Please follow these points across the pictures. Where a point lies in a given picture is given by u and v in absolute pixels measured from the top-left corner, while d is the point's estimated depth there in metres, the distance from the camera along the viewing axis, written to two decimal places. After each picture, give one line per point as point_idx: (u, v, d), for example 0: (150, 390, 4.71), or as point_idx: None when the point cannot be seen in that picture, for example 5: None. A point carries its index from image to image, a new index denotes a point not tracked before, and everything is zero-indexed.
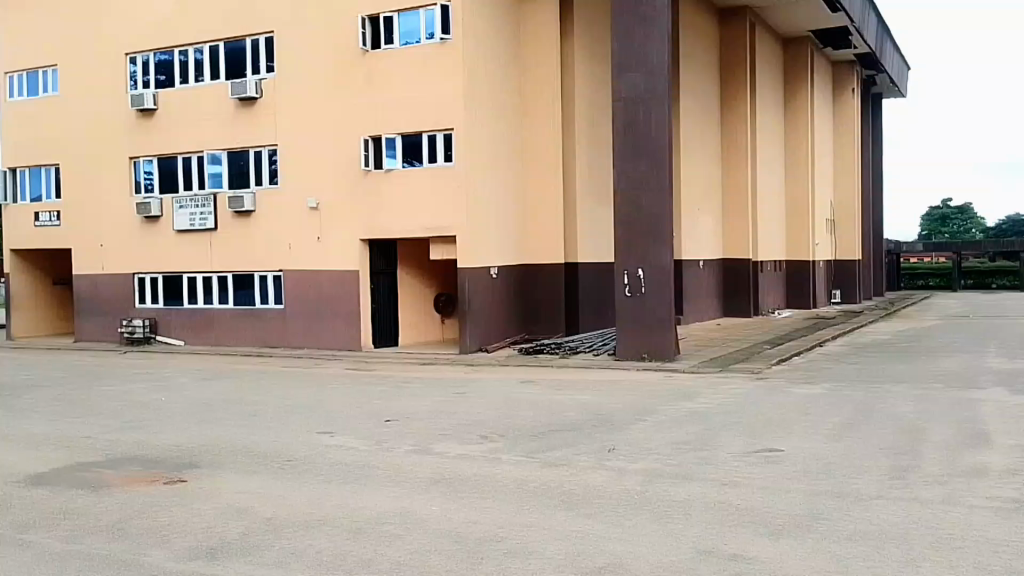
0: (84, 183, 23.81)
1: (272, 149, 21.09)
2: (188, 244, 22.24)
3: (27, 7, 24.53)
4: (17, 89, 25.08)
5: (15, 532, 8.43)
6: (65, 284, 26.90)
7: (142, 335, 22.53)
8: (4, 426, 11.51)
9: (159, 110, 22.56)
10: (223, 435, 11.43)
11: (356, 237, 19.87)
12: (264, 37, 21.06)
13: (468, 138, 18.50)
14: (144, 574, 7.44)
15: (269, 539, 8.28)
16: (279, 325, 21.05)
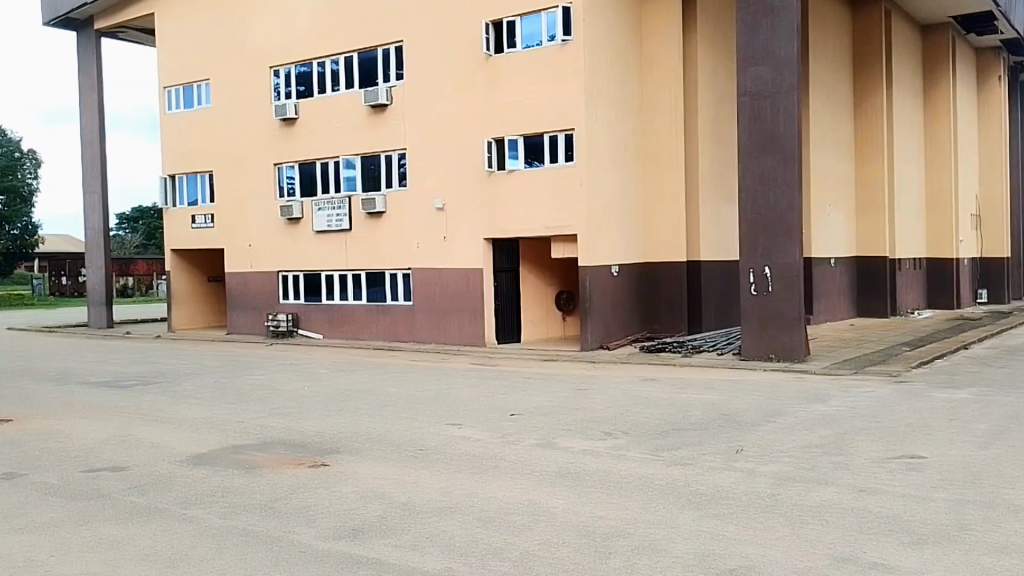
0: (233, 187, 25.62)
1: (402, 152, 21.92)
2: (326, 244, 23.51)
3: (182, 26, 26.57)
4: (175, 102, 27.24)
5: (179, 507, 9.22)
6: (218, 280, 29.22)
7: (285, 328, 24.10)
8: (169, 410, 12.62)
9: (300, 118, 23.86)
10: (359, 424, 12.04)
11: (480, 238, 20.39)
12: (394, 46, 21.92)
13: (589, 138, 18.63)
14: (295, 550, 7.97)
15: (404, 524, 8.66)
16: (408, 321, 21.89)
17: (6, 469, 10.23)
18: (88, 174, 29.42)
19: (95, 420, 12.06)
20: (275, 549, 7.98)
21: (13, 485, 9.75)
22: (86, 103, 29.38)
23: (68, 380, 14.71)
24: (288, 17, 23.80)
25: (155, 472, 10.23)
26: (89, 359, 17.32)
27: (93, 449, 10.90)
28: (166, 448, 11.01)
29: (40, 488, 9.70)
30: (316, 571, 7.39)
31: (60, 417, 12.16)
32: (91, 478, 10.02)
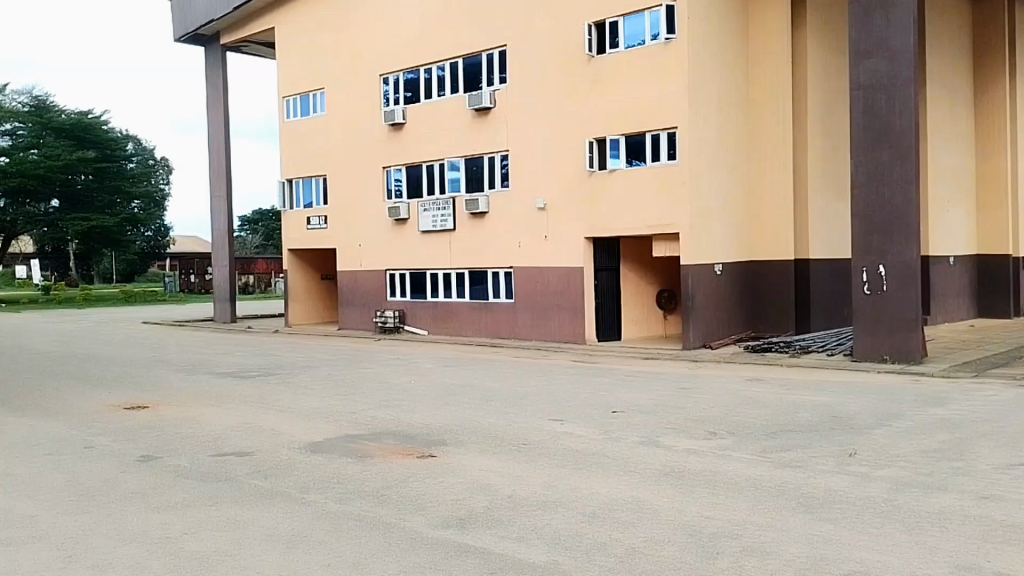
0: (344, 191, 26.72)
1: (505, 154, 22.33)
2: (431, 243, 24.20)
3: (296, 39, 27.92)
4: (293, 111, 28.60)
5: (299, 491, 9.73)
6: (331, 278, 30.59)
7: (393, 325, 24.95)
8: (287, 399, 13.33)
9: (407, 123, 24.63)
10: (468, 417, 12.39)
11: (581, 237, 20.55)
12: (497, 50, 22.39)
13: (692, 137, 18.46)
14: (406, 537, 8.28)
15: (510, 515, 8.85)
16: (510, 318, 22.24)
17: (146, 451, 11.09)
18: (215, 179, 31.29)
19: (223, 407, 12.88)
20: (389, 535, 8.31)
21: (151, 466, 10.56)
22: (213, 113, 31.27)
23: (200, 369, 15.76)
24: (396, 27, 24.68)
25: (276, 458, 10.85)
26: (214, 352, 18.45)
27: (221, 435, 11.67)
28: (285, 435, 11.67)
29: (175, 470, 10.46)
30: (426, 558, 7.66)
31: (192, 404, 13.06)
32: (219, 461, 10.73)
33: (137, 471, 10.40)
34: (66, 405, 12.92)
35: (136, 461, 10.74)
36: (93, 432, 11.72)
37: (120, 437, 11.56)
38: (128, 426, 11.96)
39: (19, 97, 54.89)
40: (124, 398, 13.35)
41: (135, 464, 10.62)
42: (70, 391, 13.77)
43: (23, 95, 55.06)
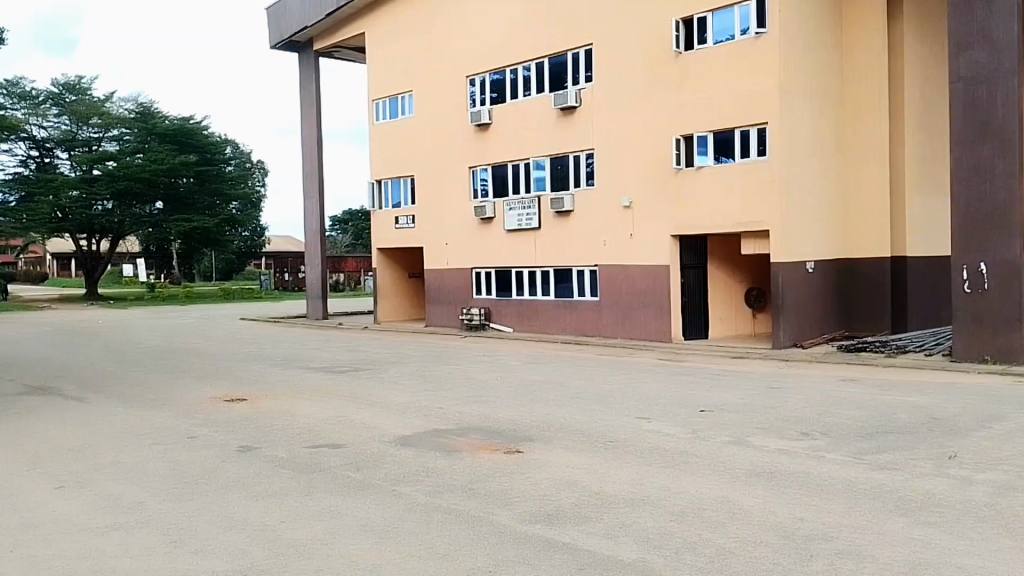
0: (430, 191, 27.23)
1: (590, 153, 22.41)
2: (515, 242, 24.44)
3: (384, 43, 28.59)
4: (382, 113, 29.19)
5: (391, 483, 9.98)
6: (417, 277, 31.19)
7: (478, 322, 25.17)
8: (378, 394, 13.70)
9: (493, 123, 24.89)
10: (556, 414, 12.50)
11: (667, 235, 20.49)
12: (583, 49, 22.51)
13: (781, 133, 18.18)
14: (496, 530, 8.39)
15: (599, 512, 8.87)
16: (595, 317, 22.32)
17: (245, 441, 11.55)
18: (307, 180, 32.23)
19: (318, 401, 13.32)
20: (479, 529, 8.43)
21: (250, 456, 10.99)
22: (307, 117, 32.24)
23: (295, 364, 16.32)
24: (480, 30, 25.04)
25: (368, 450, 11.15)
26: (306, 347, 19.05)
27: (315, 427, 12.07)
28: (376, 429, 12.00)
29: (271, 460, 10.86)
30: (515, 552, 7.75)
31: (287, 397, 13.54)
32: (314, 452, 11.09)
33: (238, 460, 10.86)
34: (171, 397, 13.57)
35: (236, 451, 11.19)
36: (195, 423, 12.28)
37: (220, 428, 12.07)
38: (226, 418, 12.47)
39: (125, 103, 55.25)
40: (223, 391, 13.93)
41: (235, 454, 11.07)
42: (174, 384, 14.45)
43: (128, 101, 55.38)
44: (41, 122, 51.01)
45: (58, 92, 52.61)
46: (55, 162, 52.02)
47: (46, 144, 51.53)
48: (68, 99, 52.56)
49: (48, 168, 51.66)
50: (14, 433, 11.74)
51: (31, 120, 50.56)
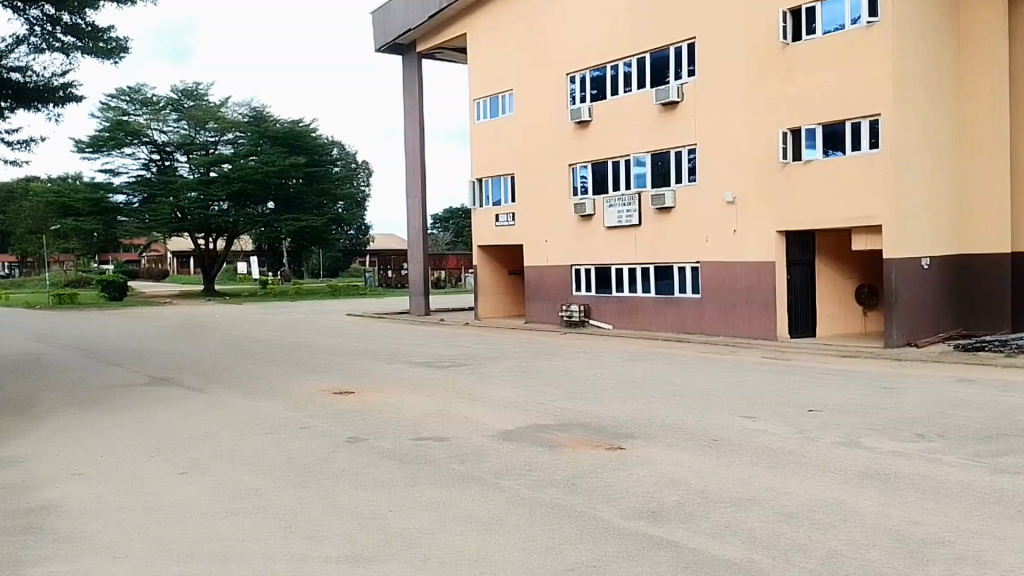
0: (528, 188, 27.50)
1: (692, 148, 22.26)
2: (616, 239, 24.46)
3: (486, 43, 28.90)
4: (483, 112, 29.51)
5: (495, 477, 10.11)
6: (518, 273, 31.53)
7: (578, 319, 25.36)
8: (480, 388, 13.99)
9: (593, 120, 24.91)
10: (658, 412, 12.48)
11: (774, 230, 20.24)
12: (687, 43, 22.29)
13: (896, 125, 17.68)
14: (600, 526, 8.35)
15: (703, 511, 8.72)
16: (697, 314, 22.14)
17: (353, 433, 11.93)
18: (410, 180, 32.88)
19: (423, 395, 13.67)
20: (582, 523, 8.46)
21: (357, 447, 11.35)
22: (410, 118, 32.81)
23: (398, 359, 16.81)
24: (580, 28, 25.18)
25: (471, 444, 11.36)
26: (409, 342, 19.59)
27: (420, 420, 12.39)
28: (478, 423, 12.22)
29: (379, 451, 11.20)
30: (619, 548, 7.70)
31: (393, 391, 13.95)
32: (419, 445, 11.37)
33: (348, 451, 11.23)
34: (283, 388, 14.19)
35: (345, 442, 11.58)
36: (306, 414, 12.76)
37: (330, 419, 12.52)
38: (335, 411, 12.91)
39: (239, 107, 57.09)
40: (333, 384, 14.46)
41: (344, 445, 11.45)
42: (286, 376, 15.09)
43: (241, 104, 57.17)
44: (163, 127, 53.60)
45: (177, 98, 55.07)
46: (175, 165, 54.51)
47: (166, 148, 54.19)
48: (186, 105, 55.03)
49: (169, 170, 54.28)
50: (140, 421, 12.48)
51: (153, 125, 53.26)
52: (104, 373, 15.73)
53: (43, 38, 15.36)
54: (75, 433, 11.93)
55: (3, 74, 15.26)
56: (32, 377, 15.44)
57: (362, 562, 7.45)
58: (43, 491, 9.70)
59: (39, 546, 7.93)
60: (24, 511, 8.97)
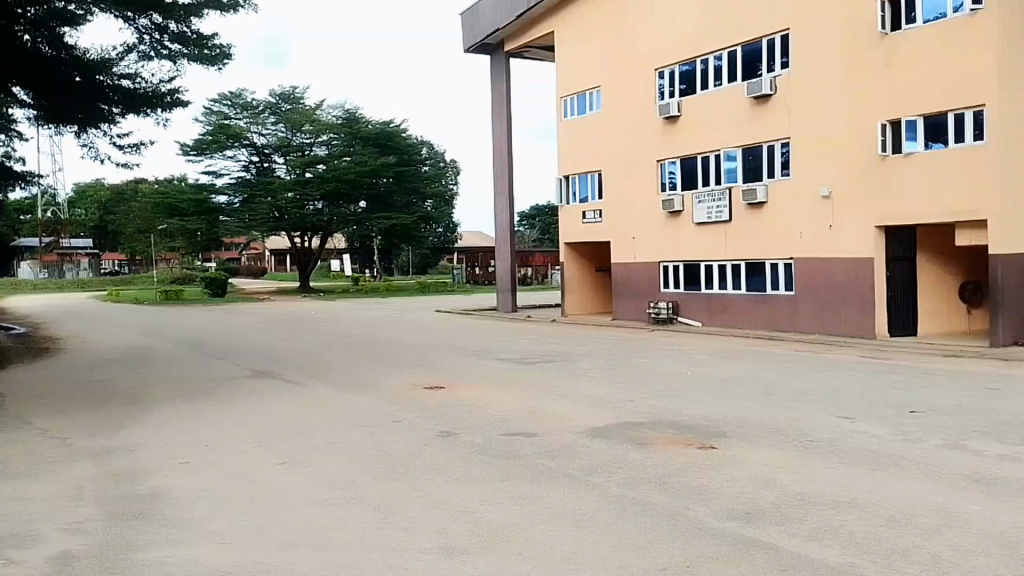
0: (615, 185, 27.45)
1: (785, 142, 21.85)
2: (705, 236, 24.27)
3: (573, 41, 28.93)
4: (571, 110, 29.54)
5: (585, 473, 10.11)
6: (605, 271, 31.46)
7: (666, 316, 25.12)
8: (570, 386, 14.12)
9: (681, 115, 24.71)
10: (750, 413, 12.33)
11: (872, 225, 19.75)
12: (780, 35, 21.85)
13: (1004, 115, 17.05)
14: (693, 525, 8.21)
15: (800, 513, 8.46)
16: (791, 311, 21.85)
17: (444, 427, 12.15)
18: (497, 178, 33.20)
19: (512, 392, 13.86)
20: (675, 521, 8.35)
21: (448, 441, 11.54)
22: (498, 117, 33.13)
23: (487, 355, 17.08)
24: (668, 25, 25.02)
25: (561, 440, 11.44)
26: (496, 339, 19.88)
27: (509, 416, 12.54)
28: (568, 420, 12.31)
29: (471, 446, 11.37)
30: (715, 548, 7.54)
31: (484, 387, 14.19)
32: (509, 440, 11.50)
33: (441, 444, 11.44)
34: (376, 382, 14.61)
35: (437, 436, 11.79)
36: (399, 408, 13.08)
37: (422, 414, 12.79)
38: (427, 405, 13.20)
39: (333, 110, 58.43)
40: (424, 379, 14.81)
41: (436, 438, 11.67)
42: (379, 371, 15.53)
43: (335, 108, 58.57)
44: (262, 130, 55.55)
45: (275, 102, 56.84)
46: (273, 167, 56.43)
47: (266, 150, 56.24)
48: (284, 108, 56.76)
49: (268, 171, 56.16)
50: (242, 412, 13.03)
51: (253, 128, 55.29)
52: (208, 366, 16.52)
53: (151, 45, 16.22)
54: (182, 423, 12.54)
55: (115, 81, 16.20)
56: (143, 369, 16.33)
57: (455, 554, 7.56)
58: (154, 477, 10.21)
59: (150, 530, 8.36)
60: (137, 496, 9.49)
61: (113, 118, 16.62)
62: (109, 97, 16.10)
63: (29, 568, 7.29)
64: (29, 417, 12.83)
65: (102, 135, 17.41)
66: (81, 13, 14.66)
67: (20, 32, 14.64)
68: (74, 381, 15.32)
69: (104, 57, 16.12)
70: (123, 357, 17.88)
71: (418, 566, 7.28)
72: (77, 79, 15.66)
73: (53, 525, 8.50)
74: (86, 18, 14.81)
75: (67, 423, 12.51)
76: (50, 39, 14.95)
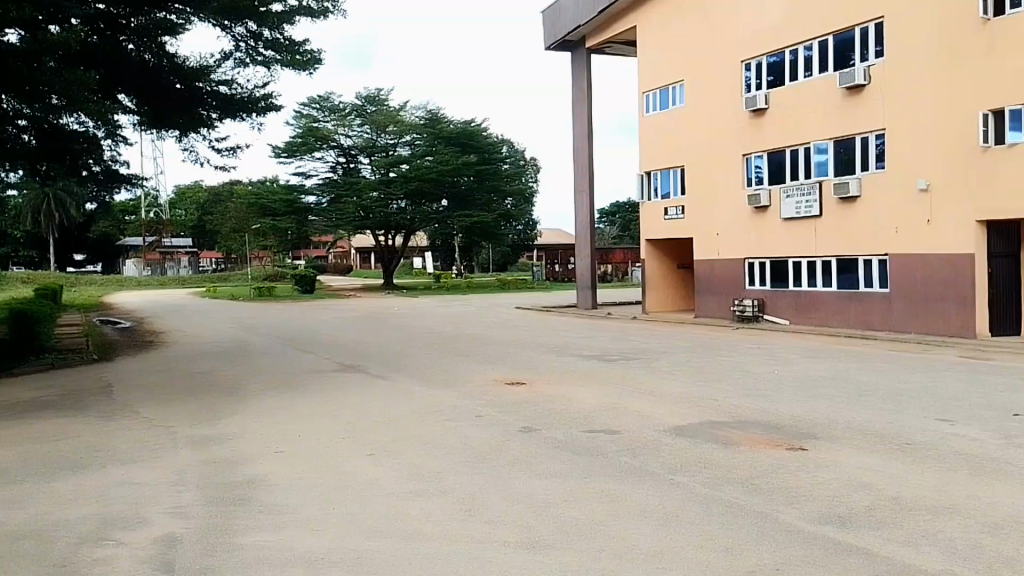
0: (699, 181, 27.01)
1: (880, 133, 21.05)
2: (794, 231, 23.62)
3: (656, 36, 28.59)
4: (653, 105, 29.22)
5: (668, 472, 10.00)
6: (687, 267, 31.01)
7: (751, 314, 24.73)
8: (653, 384, 14.01)
9: (769, 108, 24.13)
10: (839, 415, 11.96)
11: (972, 220, 18.86)
12: (874, 23, 21.07)
13: None
14: (780, 528, 8.01)
15: (894, 518, 8.15)
16: (885, 309, 21.09)
17: (527, 423, 12.25)
18: (578, 175, 33.15)
19: (593, 388, 13.86)
20: (762, 524, 8.14)
21: (529, 437, 11.62)
22: (579, 113, 33.00)
23: (569, 351, 17.12)
24: (755, 17, 24.49)
25: (644, 438, 11.36)
26: (577, 336, 19.91)
27: (591, 413, 12.54)
28: (650, 418, 12.22)
29: (552, 441, 11.42)
30: (803, 552, 7.34)
31: (564, 384, 14.23)
32: (590, 437, 11.49)
33: (522, 439, 11.54)
34: (460, 378, 14.84)
35: (519, 432, 11.89)
36: (482, 403, 13.26)
37: (504, 409, 12.94)
38: (509, 401, 13.36)
39: (416, 110, 59.68)
40: (506, 375, 14.96)
41: (517, 434, 11.76)
42: (462, 367, 15.76)
43: (418, 108, 59.74)
44: (348, 132, 56.81)
45: (361, 104, 58.31)
46: (358, 167, 57.76)
47: (351, 152, 57.54)
48: (369, 110, 58.02)
49: (353, 172, 57.62)
50: (330, 405, 13.43)
51: (340, 130, 56.60)
52: (298, 360, 17.09)
53: (247, 52, 16.83)
54: (274, 414, 13.03)
55: (213, 87, 16.89)
56: (236, 362, 17.04)
57: (538, 548, 7.61)
58: (248, 466, 10.65)
59: (246, 516, 8.72)
60: (234, 483, 9.91)
61: (211, 124, 17.28)
62: (207, 103, 16.82)
63: (137, 548, 7.70)
64: (135, 406, 13.56)
65: (201, 140, 18.08)
66: (180, 22, 15.83)
67: (125, 42, 15.60)
68: (175, 373, 16.11)
69: (203, 65, 16.88)
70: (219, 351, 18.69)
71: (502, 559, 7.35)
72: (178, 86, 16.45)
73: (157, 509, 8.96)
74: (184, 26, 15.82)
75: (169, 413, 13.16)
76: (153, 48, 15.85)
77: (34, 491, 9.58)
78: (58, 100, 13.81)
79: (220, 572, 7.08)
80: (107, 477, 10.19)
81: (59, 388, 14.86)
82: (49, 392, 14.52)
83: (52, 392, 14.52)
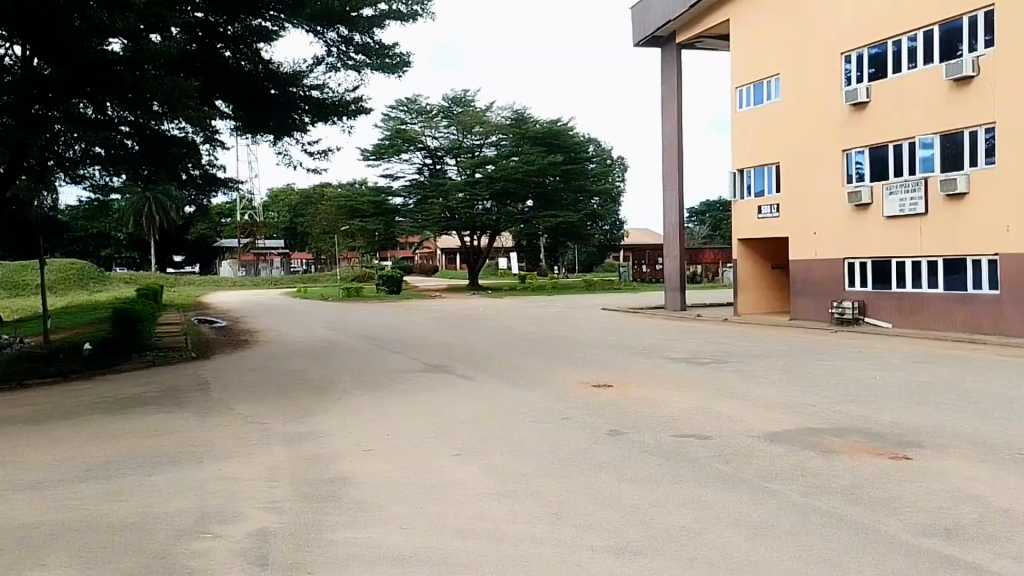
0: (793, 179, 26.26)
1: (990, 127, 20.05)
2: (896, 230, 22.73)
3: (750, 29, 27.90)
4: (746, 100, 28.59)
5: (763, 480, 9.58)
6: (781, 268, 30.21)
7: (851, 316, 23.88)
8: (743, 388, 13.63)
9: (871, 101, 23.23)
10: (947, 423, 11.34)
11: None
12: (983, 11, 20.06)
13: None
14: (884, 540, 7.55)
15: (1010, 532, 7.62)
16: (996, 312, 20.11)
17: (613, 427, 12.00)
18: (666, 173, 32.69)
19: (683, 393, 13.55)
20: (862, 535, 7.70)
21: (620, 440, 11.40)
22: (667, 110, 32.50)
23: (658, 354, 16.83)
24: (853, 7, 23.65)
25: (738, 444, 10.98)
26: (670, 338, 19.59)
27: (680, 418, 12.25)
28: (743, 423, 11.84)
29: (641, 445, 11.16)
30: (910, 565, 6.91)
31: (653, 387, 13.99)
32: (681, 442, 11.18)
33: (610, 443, 11.31)
34: (547, 380, 14.73)
35: (607, 435, 11.67)
36: (567, 405, 13.13)
37: (590, 412, 12.75)
38: (595, 403, 13.18)
39: (502, 110, 60.03)
40: (589, 378, 14.79)
41: (604, 437, 11.57)
42: (546, 367, 15.69)
43: (505, 108, 60.13)
44: (434, 133, 57.52)
45: (447, 105, 58.97)
46: (445, 168, 58.40)
47: (438, 153, 58.25)
48: (455, 112, 58.74)
49: (439, 173, 58.29)
50: (416, 405, 13.51)
51: (426, 131, 57.33)
52: (385, 359, 17.32)
53: (339, 57, 17.22)
54: (361, 413, 13.17)
55: (306, 92, 17.38)
56: (324, 361, 17.37)
57: (628, 554, 7.39)
58: (340, 464, 10.76)
59: (337, 513, 8.77)
60: (325, 481, 10.00)
61: (304, 128, 17.80)
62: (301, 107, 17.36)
63: (231, 543, 7.83)
64: (230, 403, 13.96)
65: (294, 143, 18.60)
66: (275, 29, 16.25)
67: (223, 49, 16.06)
68: (266, 371, 16.52)
69: (296, 71, 17.36)
70: (307, 350, 19.10)
71: (592, 563, 7.16)
72: (274, 91, 16.99)
73: (251, 504, 9.13)
74: (278, 32, 16.31)
75: (262, 410, 13.51)
76: (248, 55, 16.31)
77: (135, 484, 9.91)
78: (160, 106, 14.25)
79: (312, 568, 7.12)
80: (203, 471, 10.47)
81: (158, 383, 15.48)
82: (149, 388, 15.10)
83: (152, 388, 15.11)
